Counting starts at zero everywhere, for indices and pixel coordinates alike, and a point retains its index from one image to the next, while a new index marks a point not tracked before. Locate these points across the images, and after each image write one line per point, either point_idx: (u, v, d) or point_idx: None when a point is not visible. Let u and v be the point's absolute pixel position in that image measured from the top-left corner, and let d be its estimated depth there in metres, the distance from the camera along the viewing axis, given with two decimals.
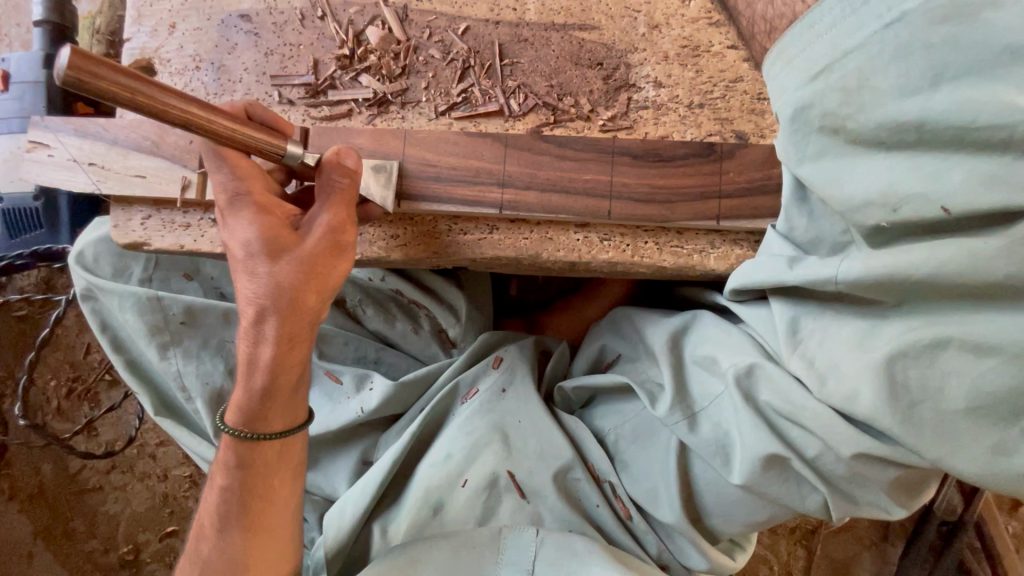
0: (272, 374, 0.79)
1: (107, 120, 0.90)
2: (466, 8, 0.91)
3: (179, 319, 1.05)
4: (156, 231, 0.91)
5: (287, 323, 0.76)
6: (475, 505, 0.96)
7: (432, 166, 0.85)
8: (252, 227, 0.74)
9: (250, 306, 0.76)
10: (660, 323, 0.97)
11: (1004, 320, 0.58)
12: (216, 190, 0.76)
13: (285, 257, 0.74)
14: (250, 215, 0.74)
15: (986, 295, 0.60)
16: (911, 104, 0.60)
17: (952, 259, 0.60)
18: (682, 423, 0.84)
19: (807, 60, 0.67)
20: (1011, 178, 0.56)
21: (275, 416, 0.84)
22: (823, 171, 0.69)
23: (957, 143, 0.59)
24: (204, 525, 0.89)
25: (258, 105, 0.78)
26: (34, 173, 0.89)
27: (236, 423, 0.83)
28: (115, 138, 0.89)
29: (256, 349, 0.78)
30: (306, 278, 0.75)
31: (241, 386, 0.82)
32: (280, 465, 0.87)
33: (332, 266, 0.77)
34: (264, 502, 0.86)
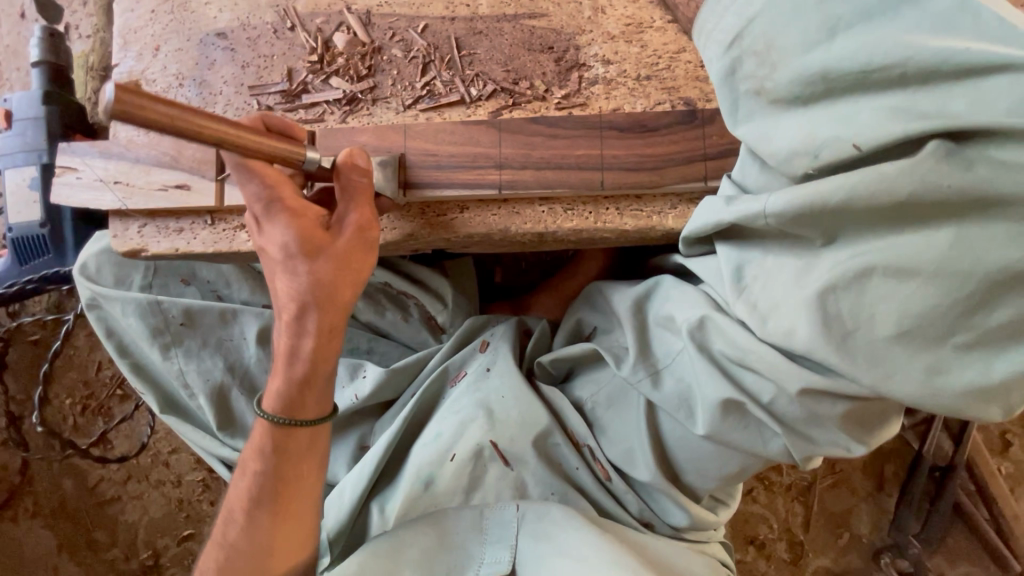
0: (314, 364, 0.85)
1: (128, 140, 0.97)
2: (423, 8, 0.98)
3: (179, 321, 1.12)
4: (152, 237, 0.97)
5: (327, 316, 0.83)
6: (462, 476, 1.02)
7: (433, 156, 0.91)
8: (289, 230, 0.80)
9: (291, 302, 0.82)
10: (625, 292, 1.03)
11: (921, 242, 0.64)
12: (249, 202, 0.81)
13: (322, 254, 0.80)
14: (286, 222, 0.80)
15: (901, 219, 0.66)
16: (813, 57, 0.67)
17: (863, 181, 0.65)
18: (646, 379, 0.93)
19: (722, 30, 0.74)
20: (916, 106, 0.62)
21: (312, 404, 0.89)
22: (754, 129, 0.75)
23: (862, 86, 0.65)
24: (234, 509, 0.93)
25: (271, 116, 0.85)
26: (64, 196, 0.96)
27: (277, 414, 0.89)
28: (137, 156, 0.97)
29: (298, 341, 0.85)
30: (343, 271, 0.82)
31: (281, 377, 0.88)
32: (310, 452, 0.92)
33: (363, 258, 0.85)
34: (292, 487, 0.92)
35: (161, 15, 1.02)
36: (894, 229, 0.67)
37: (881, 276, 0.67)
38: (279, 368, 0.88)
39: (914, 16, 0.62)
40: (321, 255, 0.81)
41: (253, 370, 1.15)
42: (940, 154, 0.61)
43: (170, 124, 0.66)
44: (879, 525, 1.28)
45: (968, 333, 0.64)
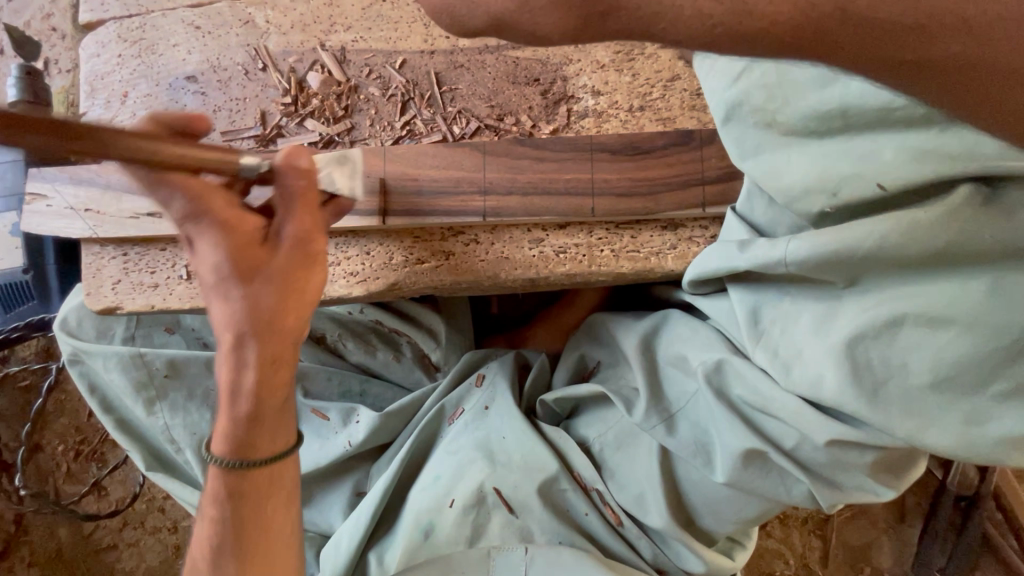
0: (260, 397, 0.76)
1: (99, 166, 0.92)
2: (401, 42, 0.93)
3: (163, 372, 1.08)
4: (126, 295, 0.93)
5: (270, 346, 0.74)
6: (464, 526, 0.93)
7: (414, 180, 0.86)
8: (223, 246, 0.70)
9: (229, 332, 0.73)
10: (631, 327, 0.96)
11: (954, 287, 0.58)
12: (169, 214, 0.70)
13: (259, 274, 0.71)
14: (217, 236, 0.69)
15: (929, 264, 0.60)
16: (831, 92, 0.61)
17: (893, 230, 0.59)
18: (660, 426, 0.85)
19: (729, 62, 0.70)
20: (944, 150, 0.55)
21: (266, 442, 0.81)
22: (764, 165, 0.69)
23: (883, 124, 0.59)
24: (199, 560, 0.84)
25: (167, 113, 0.71)
26: (34, 224, 0.91)
27: (225, 457, 0.79)
28: (109, 181, 0.92)
29: (237, 376, 0.75)
30: (283, 293, 0.72)
31: (226, 414, 0.78)
32: (277, 513, 0.84)
33: (308, 276, 0.75)
34: (256, 547, 0.82)
35: (129, 59, 0.97)
36: (921, 273, 0.61)
37: (915, 323, 0.60)
38: (222, 404, 0.78)
39: None
40: (259, 276, 0.71)
41: None
42: (977, 203, 0.56)
43: (79, 139, 0.53)
44: (902, 558, 1.22)
45: (1008, 380, 0.57)
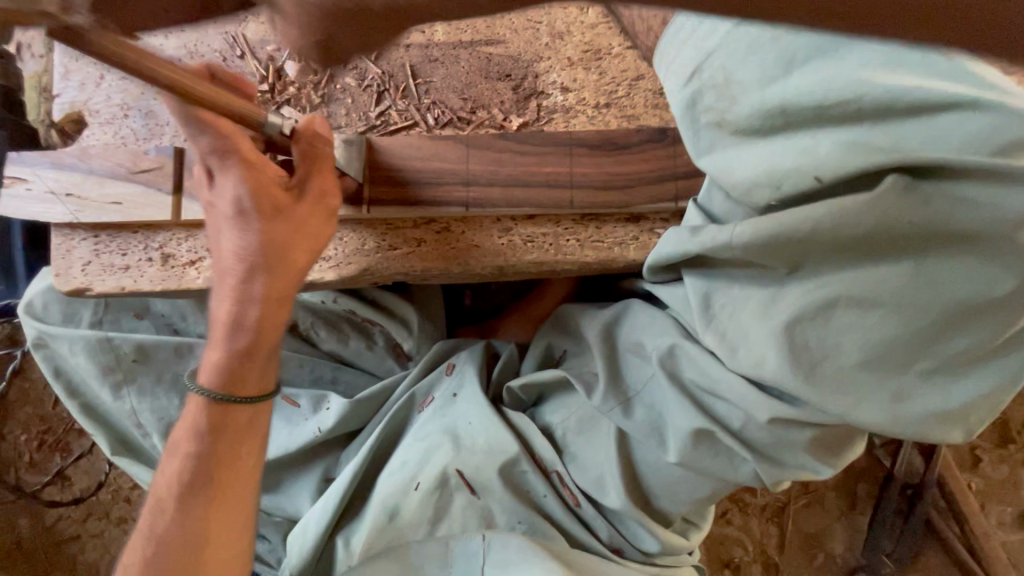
0: (260, 332, 0.81)
1: (81, 150, 0.92)
2: None
3: (131, 357, 1.07)
4: (97, 275, 0.93)
5: (276, 281, 0.80)
6: (427, 505, 0.95)
7: (394, 169, 0.88)
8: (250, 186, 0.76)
9: (240, 263, 0.78)
10: (596, 316, 0.99)
11: (882, 273, 0.63)
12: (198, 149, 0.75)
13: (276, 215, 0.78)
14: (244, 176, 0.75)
15: (862, 251, 0.64)
16: (772, 90, 0.65)
17: (823, 218, 0.63)
18: (617, 409, 0.88)
19: (680, 64, 0.74)
20: (871, 142, 0.61)
21: (253, 379, 0.84)
22: (717, 160, 0.73)
23: (819, 119, 0.63)
24: (162, 497, 0.84)
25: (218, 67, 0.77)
26: (9, 207, 0.91)
27: (219, 388, 0.83)
28: (91, 167, 0.92)
29: (243, 308, 0.80)
30: (297, 235, 0.79)
31: (221, 347, 0.82)
32: (232, 486, 0.84)
33: (320, 226, 0.82)
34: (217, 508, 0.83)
35: None
36: (854, 259, 0.65)
37: (848, 307, 0.65)
38: (218, 336, 0.82)
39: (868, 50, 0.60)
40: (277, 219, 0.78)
41: None
42: (900, 190, 0.59)
43: None
44: (854, 545, 1.28)
45: (929, 360, 0.63)
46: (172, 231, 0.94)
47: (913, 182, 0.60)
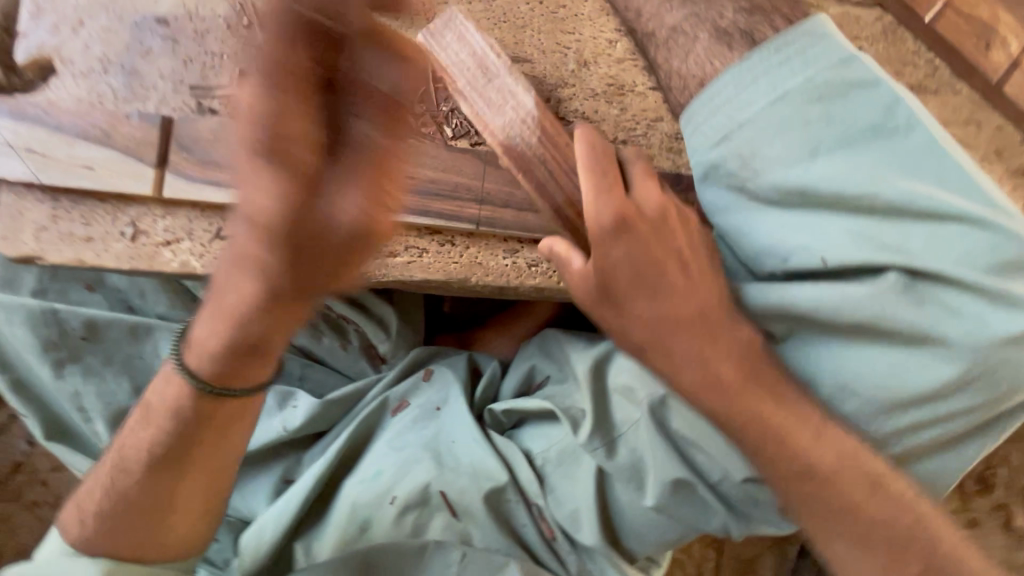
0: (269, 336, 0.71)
1: (49, 103, 0.83)
2: None
3: (79, 334, 0.98)
4: (52, 245, 0.83)
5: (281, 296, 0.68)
6: (403, 521, 0.94)
7: (412, 178, 0.86)
8: (261, 196, 0.57)
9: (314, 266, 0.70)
10: (585, 351, 0.99)
11: (885, 358, 0.67)
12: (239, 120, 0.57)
13: (286, 237, 0.59)
14: (263, 171, 0.57)
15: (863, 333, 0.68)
16: (795, 171, 0.70)
17: (836, 302, 0.67)
18: (600, 449, 0.88)
19: (710, 127, 0.75)
20: (877, 236, 0.67)
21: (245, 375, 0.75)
22: (734, 221, 0.75)
23: (834, 204, 0.69)
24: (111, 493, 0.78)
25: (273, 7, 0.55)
26: None
27: (209, 380, 0.74)
28: (61, 124, 0.82)
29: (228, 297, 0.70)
30: (266, 258, 0.62)
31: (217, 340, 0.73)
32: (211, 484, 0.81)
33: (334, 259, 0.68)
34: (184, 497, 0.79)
35: None
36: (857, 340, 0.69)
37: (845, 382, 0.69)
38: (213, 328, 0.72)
39: (883, 150, 0.67)
40: (314, 244, 0.60)
41: None
42: (898, 287, 0.66)
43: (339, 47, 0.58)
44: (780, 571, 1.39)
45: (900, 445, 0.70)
46: (149, 205, 0.84)
47: (911, 280, 0.66)
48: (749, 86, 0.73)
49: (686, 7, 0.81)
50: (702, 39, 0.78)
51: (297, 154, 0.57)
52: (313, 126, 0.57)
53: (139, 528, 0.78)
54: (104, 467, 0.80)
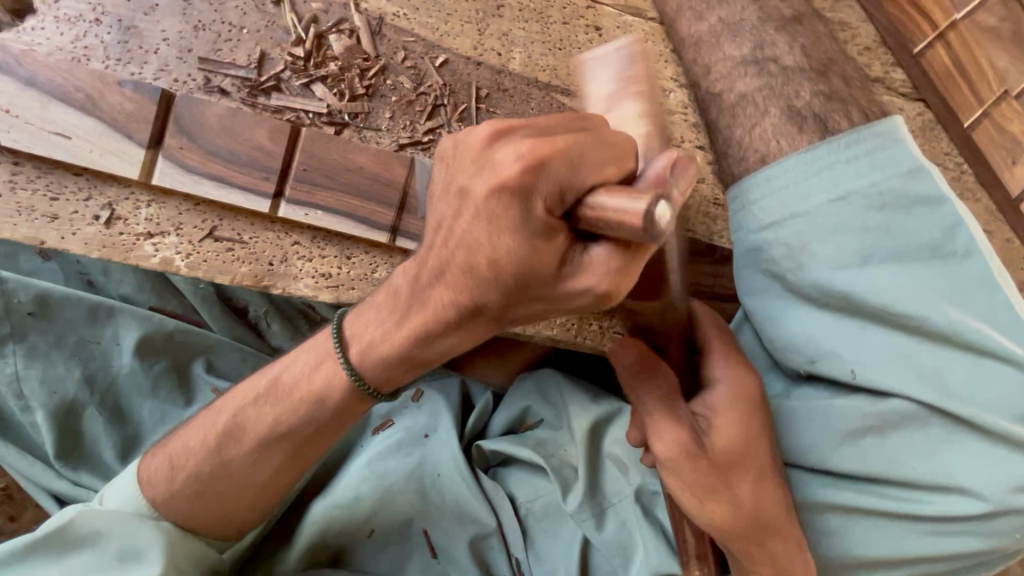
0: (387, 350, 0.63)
1: (22, 50, 0.70)
2: (447, 38, 0.83)
3: (26, 309, 0.86)
4: (5, 216, 0.71)
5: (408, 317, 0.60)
6: (375, 559, 0.88)
7: None
8: (502, 239, 0.51)
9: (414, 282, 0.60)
10: (585, 406, 0.95)
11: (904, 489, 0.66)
12: (468, 159, 0.53)
13: (504, 285, 0.52)
14: (474, 204, 0.51)
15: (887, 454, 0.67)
16: (842, 276, 0.66)
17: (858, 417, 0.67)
18: (589, 519, 0.85)
19: (762, 209, 0.70)
20: (916, 359, 0.65)
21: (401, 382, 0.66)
22: (766, 309, 0.73)
23: (877, 318, 0.66)
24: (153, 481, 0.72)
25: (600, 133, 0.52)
26: None
27: (371, 384, 0.66)
28: (32, 76, 0.69)
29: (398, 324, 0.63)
30: (469, 294, 0.54)
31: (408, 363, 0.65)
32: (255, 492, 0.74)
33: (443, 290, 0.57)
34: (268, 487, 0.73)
35: None
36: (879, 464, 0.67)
37: (855, 508, 0.67)
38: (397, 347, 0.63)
39: (936, 274, 0.64)
40: (531, 296, 0.53)
41: (121, 384, 0.90)
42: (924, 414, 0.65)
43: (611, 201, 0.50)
44: None
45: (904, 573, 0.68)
46: (133, 188, 0.74)
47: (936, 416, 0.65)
48: (813, 175, 0.67)
49: (761, 77, 0.76)
50: (771, 116, 0.73)
51: (554, 229, 0.50)
52: (525, 166, 0.49)
53: (202, 503, 0.72)
54: (178, 439, 0.74)
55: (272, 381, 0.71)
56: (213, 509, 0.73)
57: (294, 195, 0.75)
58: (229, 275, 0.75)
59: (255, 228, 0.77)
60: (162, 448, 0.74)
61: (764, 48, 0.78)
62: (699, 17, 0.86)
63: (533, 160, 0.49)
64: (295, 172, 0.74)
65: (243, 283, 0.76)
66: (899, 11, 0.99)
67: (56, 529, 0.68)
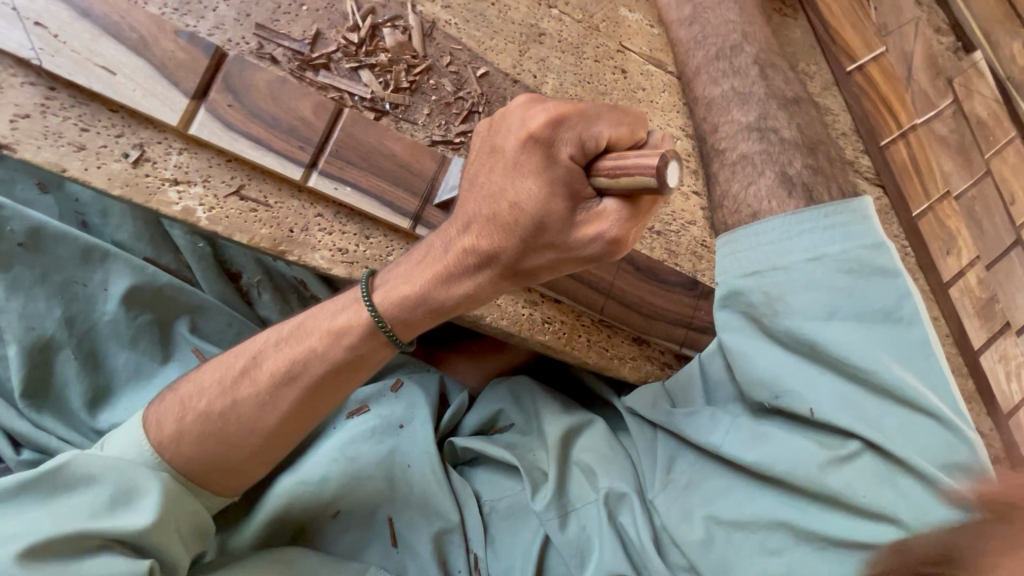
0: (419, 290, 0.73)
1: None
2: (490, 54, 0.90)
3: (18, 240, 0.83)
4: (30, 138, 0.70)
5: (443, 263, 0.71)
6: (342, 540, 0.89)
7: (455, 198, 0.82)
8: (525, 183, 0.62)
9: (460, 234, 0.69)
10: (557, 416, 0.99)
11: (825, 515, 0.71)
12: (507, 118, 0.65)
13: (522, 231, 0.63)
14: (506, 156, 0.63)
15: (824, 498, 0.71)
16: (808, 327, 0.73)
17: (797, 451, 0.73)
18: (553, 519, 0.87)
19: (748, 259, 0.78)
20: (863, 410, 0.71)
21: (422, 326, 0.77)
22: (740, 344, 0.78)
23: (835, 367, 0.72)
24: (163, 426, 0.78)
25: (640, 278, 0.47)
26: None
27: (389, 321, 0.75)
28: (87, 7, 0.70)
29: (432, 277, 0.72)
30: (491, 240, 0.66)
31: (420, 304, 0.74)
32: (252, 444, 0.79)
33: (477, 236, 0.67)
34: (272, 434, 0.80)
35: None
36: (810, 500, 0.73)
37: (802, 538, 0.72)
38: (424, 283, 0.73)
39: (882, 336, 0.71)
40: (545, 243, 0.63)
41: (101, 331, 0.88)
42: (866, 465, 0.70)
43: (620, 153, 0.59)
44: None
45: None
46: (168, 135, 0.75)
47: (871, 454, 0.71)
48: (795, 236, 0.76)
49: (762, 143, 0.88)
50: (766, 177, 0.84)
51: (572, 181, 0.60)
52: (550, 119, 0.60)
53: (199, 446, 0.77)
54: (189, 384, 0.80)
55: (296, 326, 0.80)
56: (216, 453, 0.78)
57: (327, 169, 0.78)
58: (249, 235, 0.77)
59: (281, 194, 0.79)
60: (172, 392, 0.80)
61: (768, 119, 0.90)
62: (716, 80, 0.96)
63: (556, 115, 0.60)
64: (331, 147, 0.78)
65: (261, 245, 0.77)
66: (879, 105, 1.10)
67: (49, 474, 0.71)
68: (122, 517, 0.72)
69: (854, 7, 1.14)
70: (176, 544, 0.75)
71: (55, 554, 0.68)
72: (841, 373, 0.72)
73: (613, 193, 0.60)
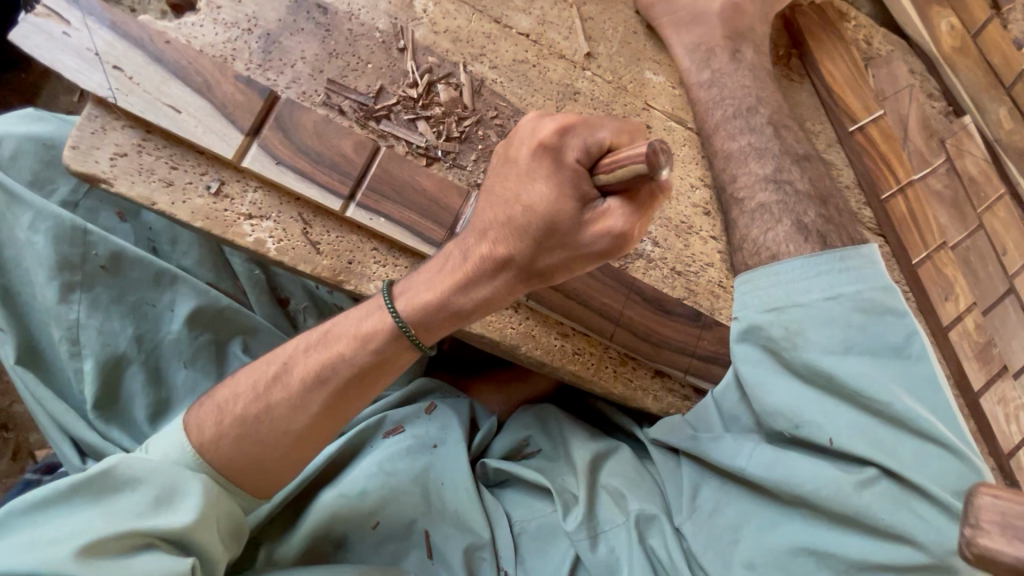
0: (445, 296, 0.79)
1: (156, 32, 0.81)
2: (531, 109, 1.00)
3: (99, 263, 0.90)
4: (126, 174, 0.79)
5: (468, 272, 0.77)
6: (381, 552, 0.93)
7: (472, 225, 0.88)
8: (537, 187, 0.69)
9: (486, 246, 0.75)
10: (584, 442, 1.05)
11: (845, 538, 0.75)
12: (520, 132, 0.73)
13: (535, 234, 0.70)
14: (519, 164, 0.70)
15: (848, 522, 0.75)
16: (827, 360, 0.78)
17: (810, 476, 0.78)
18: (585, 540, 0.92)
19: (768, 294, 0.84)
20: (882, 442, 0.76)
21: (441, 331, 0.82)
22: (756, 372, 0.84)
23: (849, 396, 0.78)
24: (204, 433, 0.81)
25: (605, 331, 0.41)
26: (37, 47, 0.77)
27: (411, 325, 0.80)
28: (159, 55, 0.80)
29: (461, 288, 0.78)
30: (506, 245, 0.72)
31: (441, 308, 0.80)
32: (292, 455, 0.84)
33: (503, 246, 0.73)
34: (307, 445, 0.84)
35: None
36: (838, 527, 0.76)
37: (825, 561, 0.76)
38: (448, 289, 0.79)
39: (891, 369, 0.77)
40: (555, 243, 0.70)
41: (164, 350, 0.94)
42: (885, 491, 0.74)
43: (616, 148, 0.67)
44: None
45: None
46: (245, 175, 0.84)
47: (888, 480, 0.75)
48: (813, 275, 0.83)
49: (777, 193, 0.97)
50: (782, 225, 0.92)
51: (579, 184, 0.67)
52: (559, 127, 0.68)
53: (239, 454, 0.81)
54: (227, 392, 0.84)
55: (323, 332, 0.85)
56: (250, 461, 0.82)
57: (364, 201, 0.85)
58: (311, 265, 0.84)
59: (343, 230, 0.87)
60: (211, 400, 0.84)
61: (781, 172, 0.99)
62: (732, 135, 1.05)
63: (566, 123, 0.68)
64: (369, 180, 0.85)
65: (321, 274, 0.85)
66: (880, 162, 1.21)
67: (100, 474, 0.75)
68: (163, 515, 0.75)
69: (856, 72, 1.25)
70: (216, 544, 0.79)
71: (109, 553, 0.71)
72: (858, 397, 0.77)
73: (613, 189, 0.67)
